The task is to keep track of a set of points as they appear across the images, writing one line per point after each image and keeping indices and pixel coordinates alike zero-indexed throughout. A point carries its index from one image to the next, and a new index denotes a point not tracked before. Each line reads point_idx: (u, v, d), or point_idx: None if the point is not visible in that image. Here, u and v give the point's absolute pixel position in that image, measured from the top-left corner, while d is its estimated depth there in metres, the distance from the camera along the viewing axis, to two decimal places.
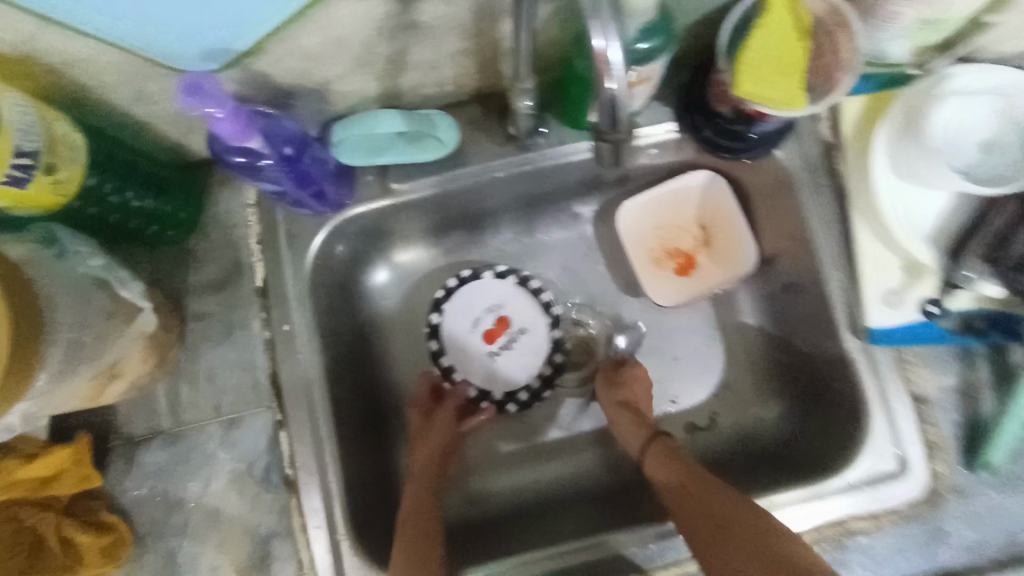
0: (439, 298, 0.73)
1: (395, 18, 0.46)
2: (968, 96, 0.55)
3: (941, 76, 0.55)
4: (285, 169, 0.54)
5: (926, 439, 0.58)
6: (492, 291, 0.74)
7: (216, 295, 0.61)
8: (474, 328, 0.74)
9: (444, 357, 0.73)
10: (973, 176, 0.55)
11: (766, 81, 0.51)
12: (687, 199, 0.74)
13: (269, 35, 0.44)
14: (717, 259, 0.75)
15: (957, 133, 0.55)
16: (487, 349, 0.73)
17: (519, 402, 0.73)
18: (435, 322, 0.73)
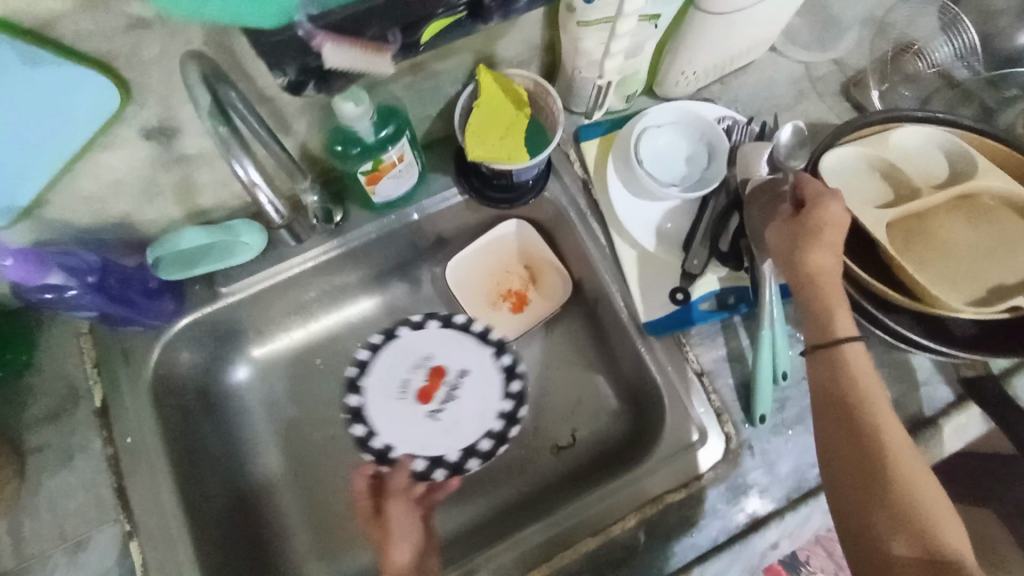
0: (354, 375, 0.75)
1: (164, 154, 0.55)
2: (661, 126, 0.72)
3: (638, 116, 0.72)
4: (94, 295, 0.61)
5: (714, 406, 0.67)
6: (417, 343, 0.78)
7: (52, 425, 0.64)
8: (406, 391, 0.76)
9: (376, 439, 0.73)
10: (682, 180, 0.70)
11: (489, 144, 0.63)
12: (506, 245, 0.84)
13: (47, 189, 0.53)
14: (542, 293, 0.85)
15: (662, 153, 0.71)
16: (423, 409, 0.75)
17: (480, 454, 0.73)
18: (355, 404, 0.75)
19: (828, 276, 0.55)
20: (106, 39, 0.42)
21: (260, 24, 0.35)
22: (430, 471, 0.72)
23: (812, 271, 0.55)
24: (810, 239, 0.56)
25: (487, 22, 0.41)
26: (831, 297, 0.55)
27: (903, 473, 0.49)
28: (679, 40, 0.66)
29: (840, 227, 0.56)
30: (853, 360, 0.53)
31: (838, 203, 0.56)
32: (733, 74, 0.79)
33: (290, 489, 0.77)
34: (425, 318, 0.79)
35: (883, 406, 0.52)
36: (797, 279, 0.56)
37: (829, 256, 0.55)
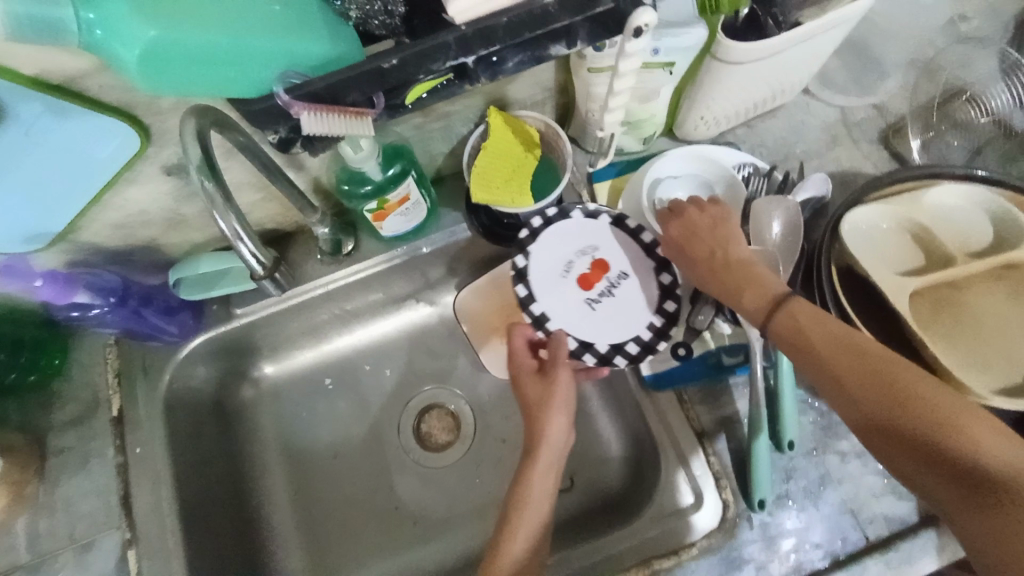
0: (524, 238, 0.66)
1: (183, 188, 0.59)
2: (677, 176, 0.69)
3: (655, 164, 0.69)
4: (115, 313, 0.66)
5: (712, 469, 0.63)
6: (586, 230, 0.66)
7: (73, 430, 0.68)
8: (568, 272, 0.65)
9: (534, 304, 0.64)
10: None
11: (494, 187, 0.64)
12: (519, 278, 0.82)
13: (77, 218, 0.58)
14: None
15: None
16: (581, 295, 0.64)
17: (629, 355, 0.63)
18: (519, 264, 0.65)
19: (731, 262, 0.58)
20: (125, 92, 0.46)
21: (244, 93, 0.36)
22: (579, 354, 0.63)
23: (714, 267, 0.58)
24: (685, 255, 0.61)
25: (473, 83, 0.41)
26: (738, 283, 0.56)
27: (893, 397, 0.44)
28: (695, 85, 0.64)
29: (701, 227, 0.61)
30: (779, 315, 0.52)
31: (675, 218, 0.63)
32: (761, 117, 0.75)
33: (290, 505, 0.80)
34: (601, 208, 0.67)
35: (833, 339, 0.49)
36: (713, 286, 0.58)
37: (707, 261, 0.59)
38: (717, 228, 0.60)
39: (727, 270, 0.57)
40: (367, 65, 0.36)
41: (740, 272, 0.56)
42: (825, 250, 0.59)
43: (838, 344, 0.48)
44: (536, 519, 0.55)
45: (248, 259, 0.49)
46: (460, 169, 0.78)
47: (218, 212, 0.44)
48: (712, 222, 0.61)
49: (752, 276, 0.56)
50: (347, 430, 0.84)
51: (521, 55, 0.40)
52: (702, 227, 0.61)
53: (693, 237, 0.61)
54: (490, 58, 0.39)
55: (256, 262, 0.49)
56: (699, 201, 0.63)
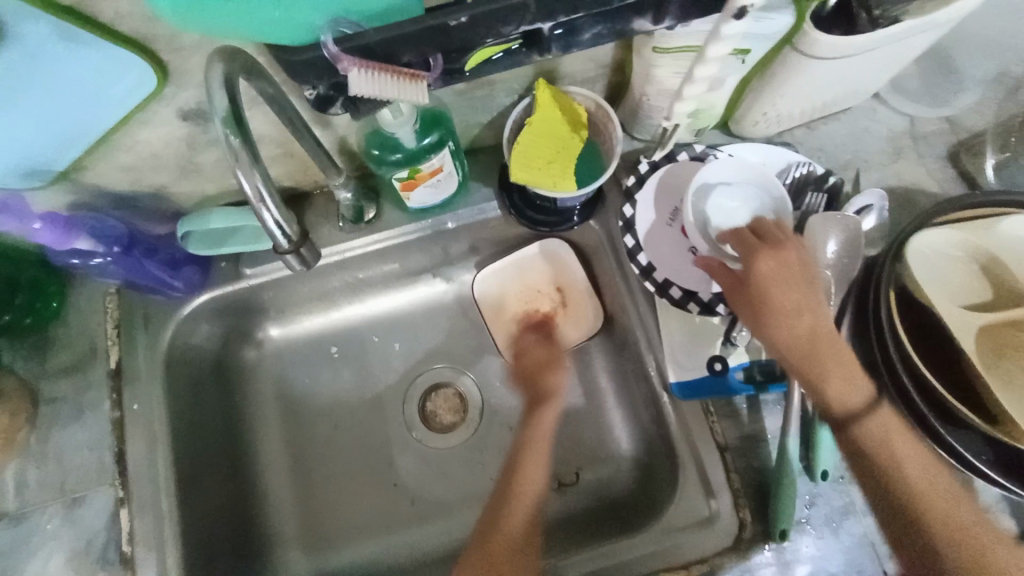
0: (631, 185, 0.68)
1: (199, 135, 0.54)
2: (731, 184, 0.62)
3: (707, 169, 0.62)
4: (119, 262, 0.62)
5: (731, 487, 0.60)
6: (692, 173, 0.67)
7: (67, 379, 0.65)
8: (673, 220, 0.67)
9: (643, 254, 0.66)
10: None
11: (533, 168, 0.59)
12: (540, 265, 0.78)
13: (83, 157, 0.53)
14: (571, 319, 0.77)
15: (738, 215, 0.62)
16: (686, 244, 0.67)
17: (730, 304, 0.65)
18: (627, 214, 0.67)
19: (818, 337, 0.56)
20: (143, 22, 0.40)
21: (288, 41, 0.32)
22: (683, 303, 0.65)
23: (798, 340, 0.56)
24: (763, 316, 0.57)
25: (543, 53, 0.36)
26: (825, 362, 0.55)
27: (933, 509, 0.52)
28: (765, 79, 0.58)
29: (789, 281, 0.57)
30: (868, 424, 0.55)
31: (769, 256, 0.57)
32: (823, 119, 0.70)
33: (287, 475, 0.78)
34: (706, 148, 0.68)
35: (905, 445, 0.54)
36: (794, 358, 0.56)
37: (794, 327, 0.57)
38: (806, 283, 0.57)
39: (813, 347, 0.56)
40: (428, 22, 0.32)
41: (824, 351, 0.56)
42: (887, 272, 0.56)
43: (911, 466, 0.53)
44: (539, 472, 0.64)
45: (273, 229, 0.43)
46: (495, 142, 0.72)
47: (243, 169, 0.39)
48: (801, 276, 0.57)
49: (839, 356, 0.56)
50: (351, 402, 0.81)
51: (600, 27, 0.35)
52: (796, 287, 0.57)
53: (781, 287, 0.57)
54: (567, 26, 0.34)
55: (281, 234, 0.44)
56: (790, 240, 0.58)
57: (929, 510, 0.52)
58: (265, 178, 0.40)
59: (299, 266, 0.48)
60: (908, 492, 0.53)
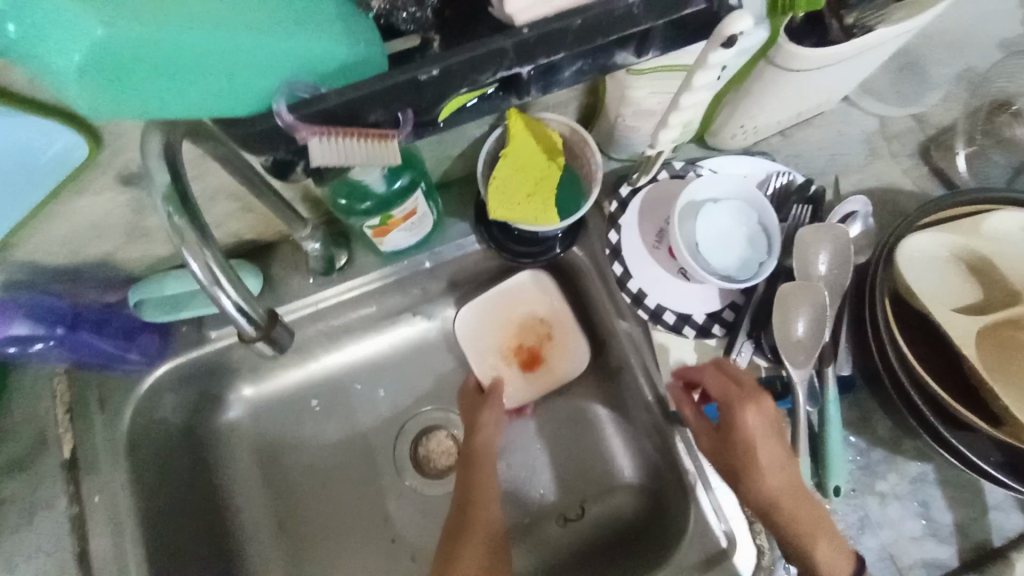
0: (615, 210, 0.66)
1: (144, 198, 0.49)
2: (718, 200, 0.61)
3: (690, 189, 0.61)
4: (64, 344, 0.56)
5: (746, 514, 0.59)
6: (674, 191, 0.65)
7: (15, 476, 0.58)
8: (660, 242, 0.65)
9: (633, 281, 0.64)
10: (743, 266, 0.60)
11: (513, 203, 0.56)
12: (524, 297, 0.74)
13: (12, 235, 0.47)
14: (558, 351, 0.74)
15: (726, 231, 0.60)
16: (675, 266, 0.64)
17: (726, 323, 0.63)
18: (614, 241, 0.65)
19: (798, 498, 0.53)
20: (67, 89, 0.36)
21: (235, 110, 0.29)
22: (678, 327, 0.63)
23: (780, 500, 0.53)
24: (747, 479, 0.54)
25: (522, 95, 0.34)
26: (813, 528, 0.52)
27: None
28: (741, 93, 0.57)
29: (769, 441, 0.54)
30: None
31: (754, 411, 0.54)
32: (797, 125, 0.69)
33: (273, 544, 0.72)
34: (687, 164, 0.66)
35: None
36: (780, 521, 0.53)
37: (778, 488, 0.53)
38: (784, 441, 0.55)
39: (793, 511, 0.53)
40: (397, 78, 0.28)
41: (809, 514, 0.53)
42: (880, 278, 0.55)
43: None
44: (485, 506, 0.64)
45: (235, 315, 0.38)
46: (467, 172, 0.69)
47: (189, 248, 0.35)
48: (779, 432, 0.55)
49: (822, 519, 0.53)
50: (336, 459, 0.76)
51: (580, 63, 0.33)
52: (776, 446, 0.54)
53: (760, 441, 0.54)
54: (546, 66, 0.32)
55: (244, 320, 0.38)
56: (767, 398, 0.55)
57: None
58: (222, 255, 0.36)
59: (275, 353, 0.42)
60: None
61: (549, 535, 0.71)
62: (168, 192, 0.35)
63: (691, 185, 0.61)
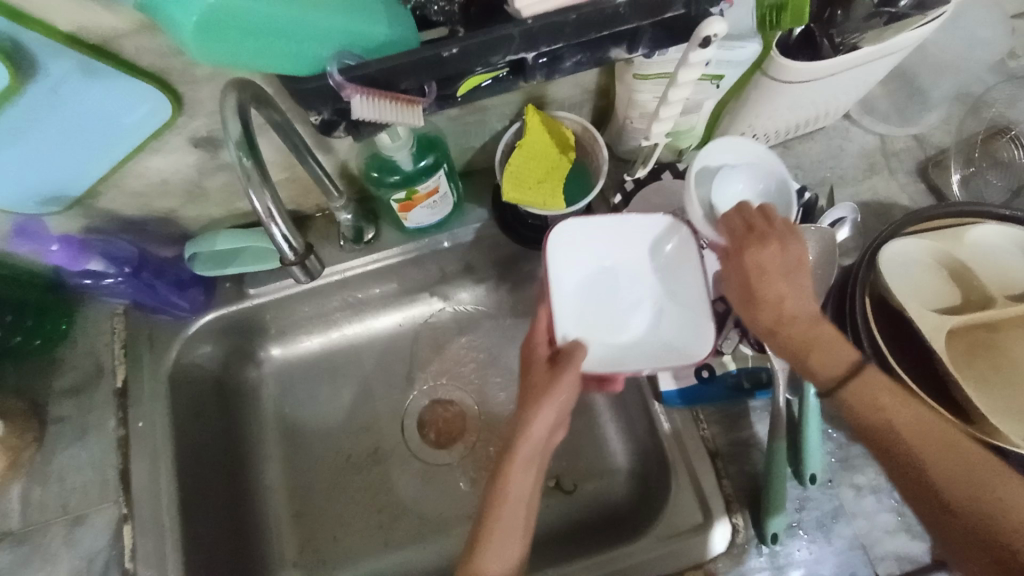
0: (619, 202, 0.71)
1: (207, 160, 0.58)
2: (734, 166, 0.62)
3: (709, 155, 0.62)
4: (128, 282, 0.64)
5: (724, 492, 0.61)
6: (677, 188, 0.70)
7: (74, 399, 0.67)
8: None
9: None
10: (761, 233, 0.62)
11: (525, 189, 0.62)
12: (565, 257, 0.64)
13: (97, 185, 0.56)
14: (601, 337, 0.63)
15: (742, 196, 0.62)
16: None
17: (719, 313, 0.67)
18: None
19: (803, 319, 0.55)
20: (160, 58, 0.44)
21: (298, 71, 0.36)
22: None
23: (779, 319, 0.55)
24: (750, 299, 0.56)
25: (528, 79, 0.41)
26: (810, 337, 0.54)
27: (931, 452, 0.47)
28: (740, 101, 0.62)
29: (773, 269, 0.56)
30: (856, 386, 0.51)
31: (756, 249, 0.56)
32: (798, 138, 0.74)
33: (287, 491, 0.78)
34: (689, 167, 0.72)
35: (896, 403, 0.50)
36: (778, 341, 0.55)
37: (775, 312, 0.55)
38: (794, 271, 0.55)
39: (789, 329, 0.55)
40: (429, 54, 0.35)
41: (809, 330, 0.54)
42: (861, 281, 0.58)
43: (923, 430, 0.48)
44: (513, 531, 0.55)
45: (280, 243, 0.47)
46: (488, 165, 0.76)
47: (254, 189, 0.43)
48: (789, 266, 0.55)
49: (824, 334, 0.54)
50: (349, 421, 0.81)
51: (580, 55, 0.39)
52: (780, 275, 0.55)
53: (765, 269, 0.56)
54: (550, 56, 0.38)
55: (288, 247, 0.47)
56: (774, 233, 0.57)
57: (929, 466, 0.47)
58: (279, 198, 0.44)
59: (304, 278, 0.52)
60: (923, 435, 0.48)
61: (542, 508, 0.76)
62: (239, 140, 0.42)
63: (709, 150, 0.62)
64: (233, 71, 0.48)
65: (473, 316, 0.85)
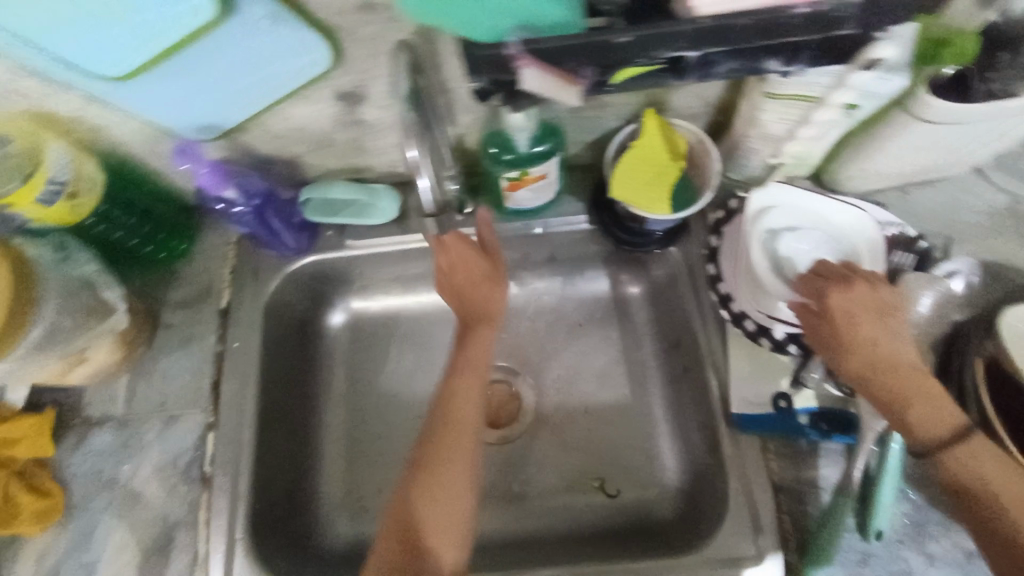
0: (721, 218, 0.70)
1: (344, 115, 0.62)
2: (796, 228, 0.65)
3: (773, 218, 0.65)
4: (252, 215, 0.70)
5: (781, 528, 0.60)
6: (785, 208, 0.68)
7: (184, 310, 0.74)
8: None
9: (722, 284, 0.68)
10: None
11: (631, 187, 0.63)
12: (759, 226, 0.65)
13: (247, 122, 0.61)
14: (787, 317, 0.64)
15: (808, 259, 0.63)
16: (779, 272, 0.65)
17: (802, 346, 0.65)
18: (714, 245, 0.70)
19: (898, 367, 0.52)
20: (337, 11, 0.48)
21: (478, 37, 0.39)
22: (755, 336, 0.65)
23: (870, 366, 0.53)
24: (839, 342, 0.54)
25: (679, 79, 0.41)
26: (910, 391, 0.51)
27: None
28: (869, 136, 0.61)
29: (863, 311, 0.54)
30: (956, 452, 0.49)
31: (843, 289, 0.55)
32: (918, 184, 0.71)
33: (342, 437, 0.82)
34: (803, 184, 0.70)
35: (1001, 473, 0.47)
36: (870, 391, 0.53)
37: (867, 356, 0.53)
38: (883, 314, 0.54)
39: (881, 377, 0.52)
40: (597, 39, 0.38)
41: (905, 380, 0.52)
42: (976, 344, 0.57)
43: None
44: (471, 389, 0.73)
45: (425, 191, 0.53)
46: (591, 161, 0.77)
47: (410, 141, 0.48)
48: (881, 309, 0.54)
49: (925, 388, 0.51)
50: (414, 382, 0.84)
51: (733, 63, 0.40)
52: (869, 317, 0.54)
53: (857, 310, 0.55)
54: (705, 59, 0.39)
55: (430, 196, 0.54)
56: (856, 274, 0.57)
57: None
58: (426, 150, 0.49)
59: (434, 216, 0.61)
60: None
61: (589, 502, 0.77)
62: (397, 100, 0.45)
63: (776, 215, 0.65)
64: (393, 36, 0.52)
65: (547, 306, 0.86)
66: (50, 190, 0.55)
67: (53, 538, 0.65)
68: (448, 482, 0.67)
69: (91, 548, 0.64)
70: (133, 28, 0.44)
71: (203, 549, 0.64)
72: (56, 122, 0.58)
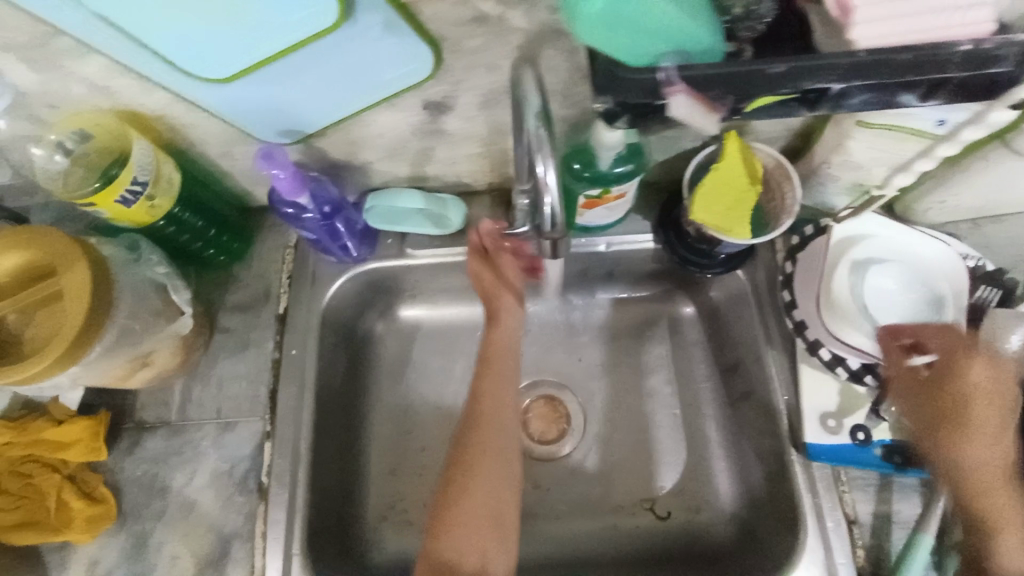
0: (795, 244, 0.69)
1: (425, 125, 0.61)
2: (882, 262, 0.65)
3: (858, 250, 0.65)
4: (320, 221, 0.67)
5: (856, 563, 0.59)
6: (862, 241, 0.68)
7: (241, 314, 0.72)
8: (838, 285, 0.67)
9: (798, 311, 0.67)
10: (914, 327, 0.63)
11: (711, 208, 0.62)
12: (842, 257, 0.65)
13: (328, 128, 0.60)
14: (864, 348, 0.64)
15: (892, 293, 0.64)
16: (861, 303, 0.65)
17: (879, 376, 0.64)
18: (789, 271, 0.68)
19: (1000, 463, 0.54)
20: (447, 23, 0.47)
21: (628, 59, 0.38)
22: (831, 365, 0.64)
23: (978, 448, 0.54)
24: (956, 415, 0.55)
25: (809, 110, 0.40)
26: (998, 486, 0.54)
27: None
28: (959, 167, 0.60)
29: (991, 393, 0.55)
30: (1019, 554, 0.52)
31: (982, 368, 0.56)
32: (993, 218, 0.70)
33: (387, 450, 0.78)
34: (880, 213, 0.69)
35: None
36: (967, 467, 0.55)
37: (981, 438, 0.54)
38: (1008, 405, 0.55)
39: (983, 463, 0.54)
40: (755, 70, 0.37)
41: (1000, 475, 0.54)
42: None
43: None
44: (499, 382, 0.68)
45: (546, 215, 0.49)
46: (658, 179, 0.76)
47: (542, 156, 0.46)
48: (1009, 398, 0.55)
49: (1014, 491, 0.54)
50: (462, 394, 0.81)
51: (868, 95, 0.39)
52: (994, 405, 0.55)
53: (983, 390, 0.55)
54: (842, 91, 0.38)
55: (552, 220, 0.50)
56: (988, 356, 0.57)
57: None
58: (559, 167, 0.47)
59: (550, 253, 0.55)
60: None
61: (644, 525, 0.75)
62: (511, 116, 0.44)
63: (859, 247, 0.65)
64: (495, 51, 0.51)
65: (601, 323, 0.85)
66: (130, 192, 0.54)
67: (104, 546, 0.63)
68: (475, 495, 0.62)
69: (145, 557, 0.63)
70: (246, 31, 0.43)
71: (260, 563, 0.62)
72: (143, 121, 0.57)
